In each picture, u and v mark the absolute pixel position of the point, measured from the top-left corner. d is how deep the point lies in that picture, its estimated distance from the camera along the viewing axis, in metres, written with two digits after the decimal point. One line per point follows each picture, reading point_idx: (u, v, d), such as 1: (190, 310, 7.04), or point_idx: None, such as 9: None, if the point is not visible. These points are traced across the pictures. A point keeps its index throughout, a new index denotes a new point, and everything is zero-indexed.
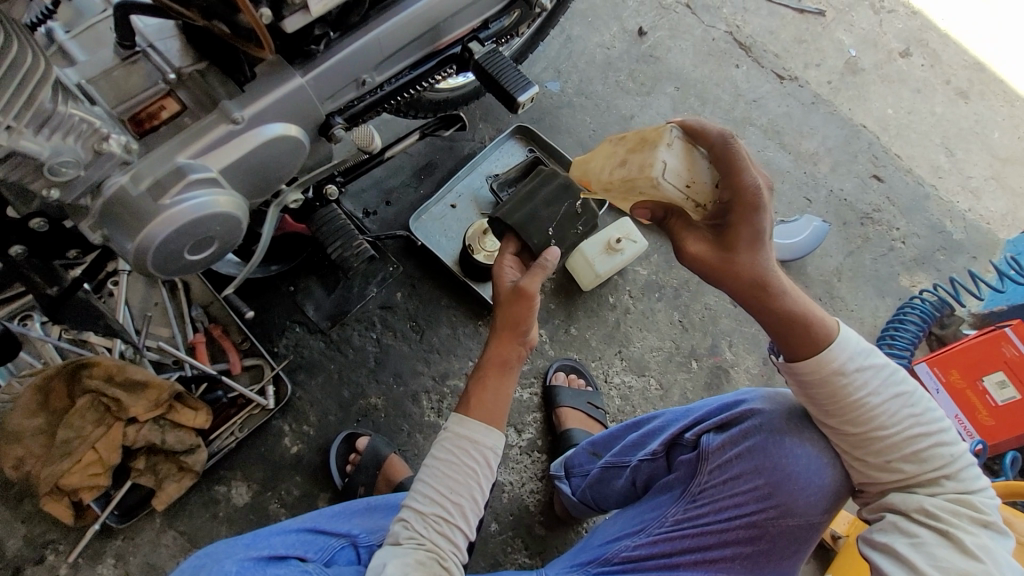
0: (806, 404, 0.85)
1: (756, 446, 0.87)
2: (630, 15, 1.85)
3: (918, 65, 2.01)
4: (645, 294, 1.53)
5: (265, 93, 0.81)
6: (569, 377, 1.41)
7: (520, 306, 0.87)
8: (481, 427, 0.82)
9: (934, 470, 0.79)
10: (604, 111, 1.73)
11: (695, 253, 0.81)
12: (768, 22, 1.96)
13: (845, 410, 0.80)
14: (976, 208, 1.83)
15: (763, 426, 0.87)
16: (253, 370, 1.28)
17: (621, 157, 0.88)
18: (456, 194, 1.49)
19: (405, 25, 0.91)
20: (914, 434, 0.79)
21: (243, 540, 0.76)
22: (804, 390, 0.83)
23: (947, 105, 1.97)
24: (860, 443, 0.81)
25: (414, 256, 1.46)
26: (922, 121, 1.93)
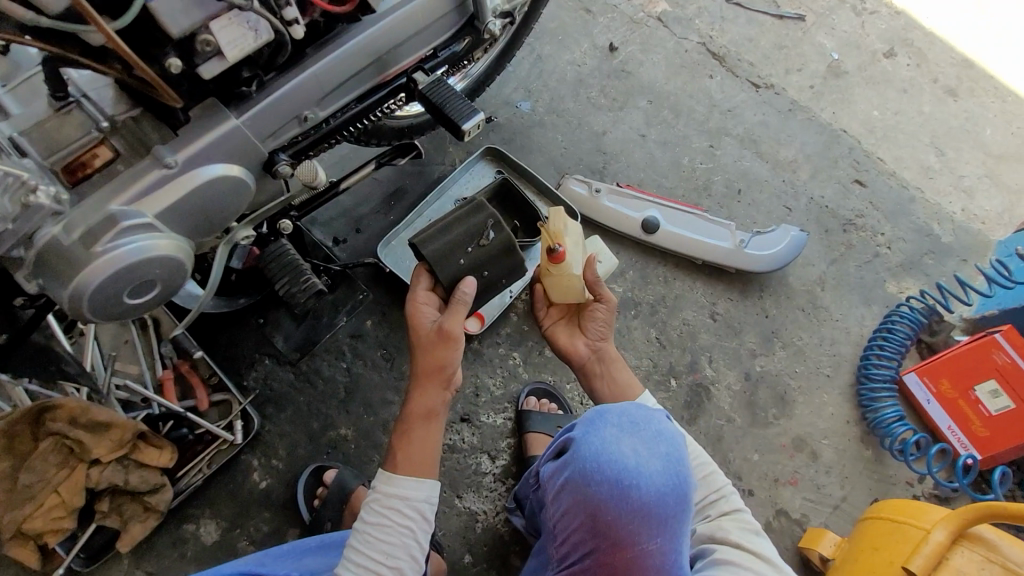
0: None
1: (567, 479, 0.81)
2: (600, 31, 1.84)
3: (903, 65, 1.98)
4: (620, 312, 1.52)
5: (200, 137, 0.81)
6: (542, 401, 1.38)
7: (443, 349, 0.99)
8: (409, 483, 0.92)
9: (712, 487, 0.96)
10: (575, 128, 1.71)
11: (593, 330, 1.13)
12: (746, 30, 1.95)
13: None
14: (967, 208, 1.79)
15: (572, 456, 0.82)
16: (221, 405, 1.28)
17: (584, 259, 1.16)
18: (426, 219, 1.49)
19: (345, 59, 0.91)
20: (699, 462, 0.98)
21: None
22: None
23: (935, 104, 1.93)
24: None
25: (384, 283, 1.46)
26: (909, 121, 1.90)
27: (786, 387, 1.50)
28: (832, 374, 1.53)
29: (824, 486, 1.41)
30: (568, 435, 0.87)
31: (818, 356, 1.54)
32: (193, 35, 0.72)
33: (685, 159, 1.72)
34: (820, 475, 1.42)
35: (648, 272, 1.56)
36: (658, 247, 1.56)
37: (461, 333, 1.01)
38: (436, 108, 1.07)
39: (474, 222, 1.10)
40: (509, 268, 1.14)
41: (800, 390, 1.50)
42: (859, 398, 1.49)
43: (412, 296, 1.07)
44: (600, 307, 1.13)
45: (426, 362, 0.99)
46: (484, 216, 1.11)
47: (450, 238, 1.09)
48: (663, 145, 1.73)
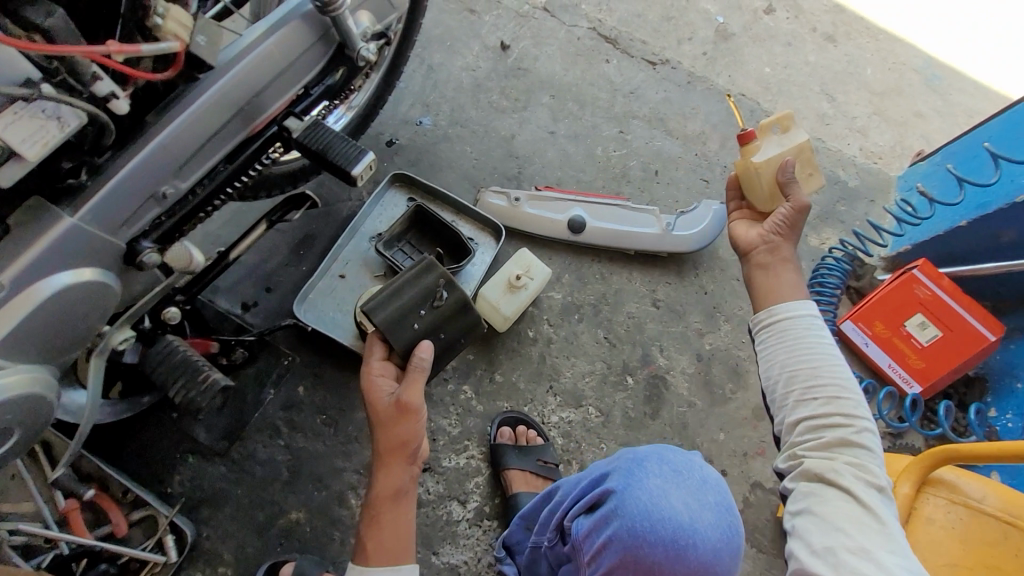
0: (781, 359, 0.91)
1: (615, 540, 0.75)
2: (489, 30, 1.76)
3: (783, 19, 2.04)
4: (564, 319, 1.47)
5: (31, 248, 0.70)
6: (521, 431, 1.32)
7: (406, 424, 0.98)
8: (385, 570, 0.92)
9: (847, 422, 0.83)
10: (483, 136, 1.63)
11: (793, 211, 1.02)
12: (633, 6, 1.94)
13: (798, 354, 0.89)
14: (864, 146, 1.87)
15: (618, 514, 0.75)
16: (145, 521, 1.12)
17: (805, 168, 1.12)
18: (343, 263, 1.40)
19: (197, 121, 0.81)
20: (844, 393, 0.85)
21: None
22: (772, 335, 0.93)
23: (818, 52, 2.01)
24: (779, 377, 0.89)
25: (310, 342, 1.33)
26: (798, 73, 1.96)
27: (737, 360, 1.51)
28: None
29: None
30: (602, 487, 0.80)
31: None
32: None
33: (598, 149, 1.69)
34: None
35: (584, 272, 1.52)
36: (588, 245, 1.52)
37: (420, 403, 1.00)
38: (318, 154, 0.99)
39: (426, 283, 1.12)
40: (464, 327, 1.17)
41: (751, 359, 1.52)
42: None
43: (367, 368, 1.06)
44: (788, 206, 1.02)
45: (388, 440, 0.97)
46: (435, 276, 1.13)
47: (403, 303, 1.09)
48: (574, 139, 1.68)
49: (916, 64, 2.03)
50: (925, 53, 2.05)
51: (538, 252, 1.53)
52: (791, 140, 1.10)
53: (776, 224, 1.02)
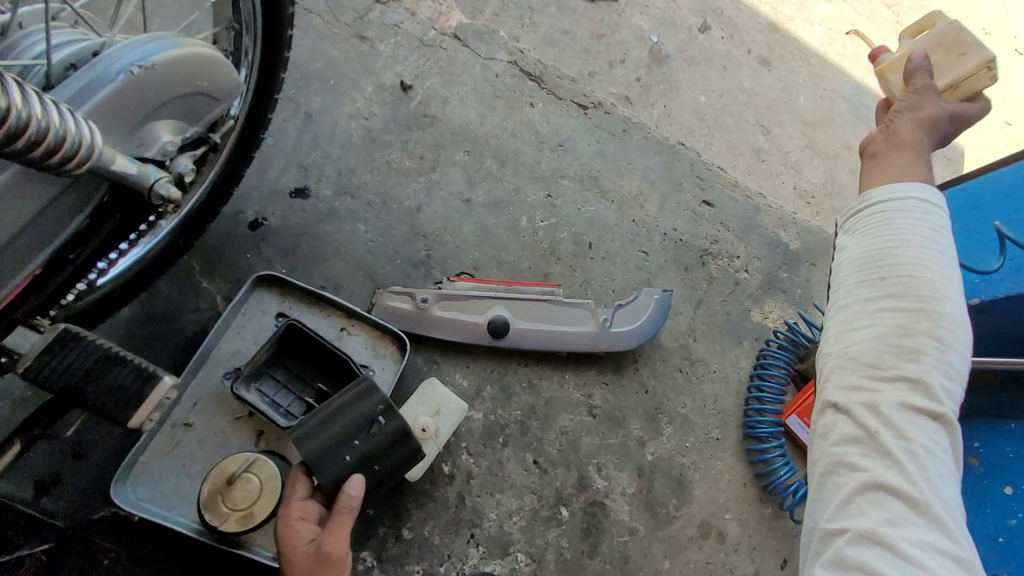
0: (862, 248, 0.78)
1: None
2: (385, 65, 1.42)
3: (719, 39, 1.83)
4: (486, 445, 1.23)
5: None
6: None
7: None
8: None
9: (913, 314, 0.71)
10: (380, 210, 1.30)
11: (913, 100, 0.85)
12: (559, 20, 1.67)
13: (883, 246, 0.75)
14: (800, 183, 1.75)
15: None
16: None
17: (951, 57, 0.86)
18: (188, 407, 1.05)
19: None
20: (926, 293, 0.72)
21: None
22: (862, 223, 0.79)
23: (753, 79, 1.83)
24: (848, 267, 0.78)
25: (143, 529, 0.99)
26: (735, 101, 1.78)
27: (681, 469, 1.34)
28: (722, 435, 1.39)
29: (735, 567, 1.31)
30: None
31: (705, 420, 1.40)
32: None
33: (522, 219, 1.41)
34: (729, 555, 1.31)
35: (509, 382, 1.27)
36: (512, 349, 1.26)
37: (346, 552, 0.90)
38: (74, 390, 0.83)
39: (360, 412, 0.97)
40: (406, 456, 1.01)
41: (695, 466, 1.35)
42: (750, 455, 1.38)
43: (285, 510, 0.93)
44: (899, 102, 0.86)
45: None
46: (374, 401, 0.98)
47: (335, 433, 0.94)
48: (494, 208, 1.39)
49: (847, 90, 1.89)
50: (857, 78, 1.91)
51: (452, 361, 1.26)
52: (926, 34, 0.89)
53: (889, 116, 0.86)
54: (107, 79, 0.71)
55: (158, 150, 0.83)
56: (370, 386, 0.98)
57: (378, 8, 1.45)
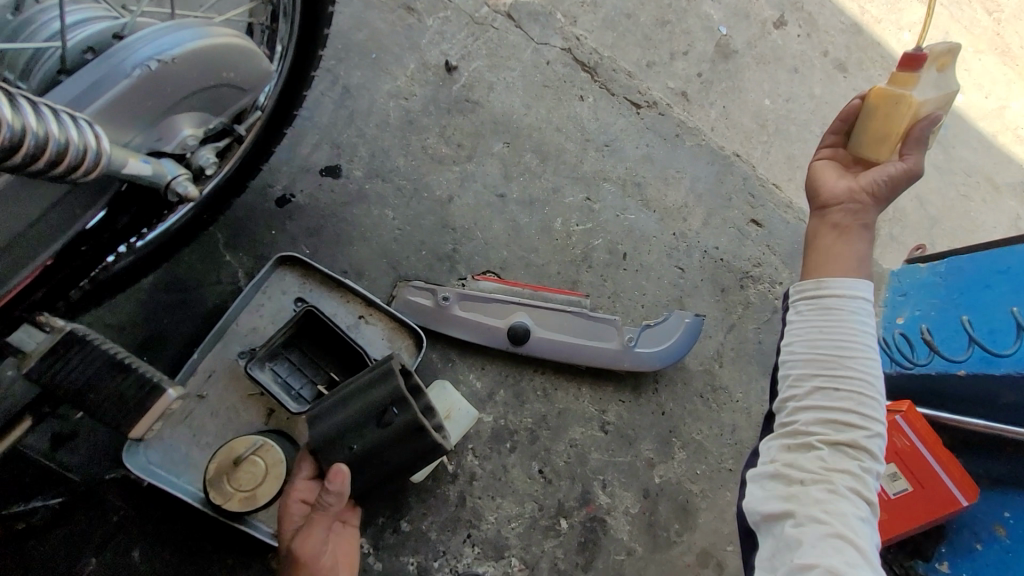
0: (818, 342, 0.75)
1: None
2: (431, 41, 1.35)
3: (794, 37, 1.68)
4: (493, 449, 1.21)
5: None
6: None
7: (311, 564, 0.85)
8: None
9: (865, 423, 0.72)
10: (411, 197, 1.27)
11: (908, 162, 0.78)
12: (622, 2, 1.55)
13: (833, 350, 0.74)
14: None
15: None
16: None
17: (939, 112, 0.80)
18: (202, 380, 1.06)
19: None
20: (871, 398, 0.73)
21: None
22: (810, 319, 0.76)
23: (825, 85, 1.67)
24: (805, 362, 0.75)
25: (151, 492, 1.01)
26: (802, 108, 1.64)
27: (688, 496, 1.30)
28: (736, 467, 1.33)
29: None
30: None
31: (719, 449, 1.34)
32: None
33: (557, 221, 1.34)
34: None
35: (522, 388, 1.24)
36: (530, 357, 1.23)
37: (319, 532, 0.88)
38: (77, 393, 0.85)
39: (373, 399, 0.90)
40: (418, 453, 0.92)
41: (703, 495, 1.31)
42: None
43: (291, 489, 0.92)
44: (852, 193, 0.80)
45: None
46: (388, 389, 0.89)
47: (346, 419, 0.90)
48: (528, 206, 1.33)
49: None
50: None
51: (468, 361, 1.23)
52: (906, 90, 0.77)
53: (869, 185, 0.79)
54: (122, 73, 0.69)
55: (179, 143, 0.81)
56: (390, 371, 0.90)
57: None
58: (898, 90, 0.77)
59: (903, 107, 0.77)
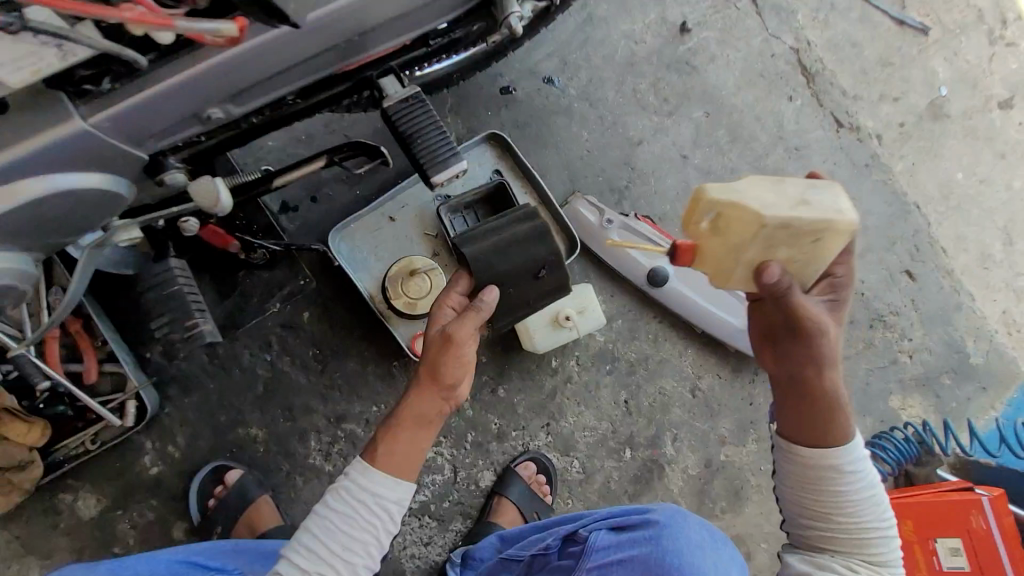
0: (804, 493, 0.80)
1: (635, 561, 0.77)
2: (675, 0, 1.44)
3: (1015, 123, 1.62)
4: (594, 364, 1.34)
5: (33, 138, 0.56)
6: (535, 474, 1.27)
7: (447, 352, 0.92)
8: (389, 482, 0.96)
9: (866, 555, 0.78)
10: (607, 128, 1.39)
11: (824, 330, 0.77)
12: (854, 29, 1.57)
13: (820, 486, 0.79)
14: (1013, 311, 1.56)
15: (645, 541, 0.78)
16: (116, 376, 1.11)
17: (809, 230, 0.70)
18: (397, 206, 1.24)
19: (275, 51, 0.62)
20: (870, 527, 0.79)
21: (106, 564, 0.89)
22: (791, 459, 0.81)
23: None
24: (796, 511, 0.81)
25: (333, 273, 1.22)
26: (993, 196, 1.59)
27: (743, 483, 1.37)
28: None
29: None
30: (645, 516, 0.82)
31: None
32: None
33: None
34: None
35: (638, 325, 1.36)
36: (658, 302, 1.34)
37: (468, 337, 0.94)
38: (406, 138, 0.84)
39: (533, 253, 1.05)
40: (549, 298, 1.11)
41: (758, 489, 1.37)
42: None
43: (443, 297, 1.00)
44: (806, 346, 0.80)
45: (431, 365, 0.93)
46: (547, 250, 1.05)
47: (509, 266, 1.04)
48: (703, 176, 1.42)
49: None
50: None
51: (603, 284, 1.35)
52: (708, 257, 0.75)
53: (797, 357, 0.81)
54: None
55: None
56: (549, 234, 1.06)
57: None
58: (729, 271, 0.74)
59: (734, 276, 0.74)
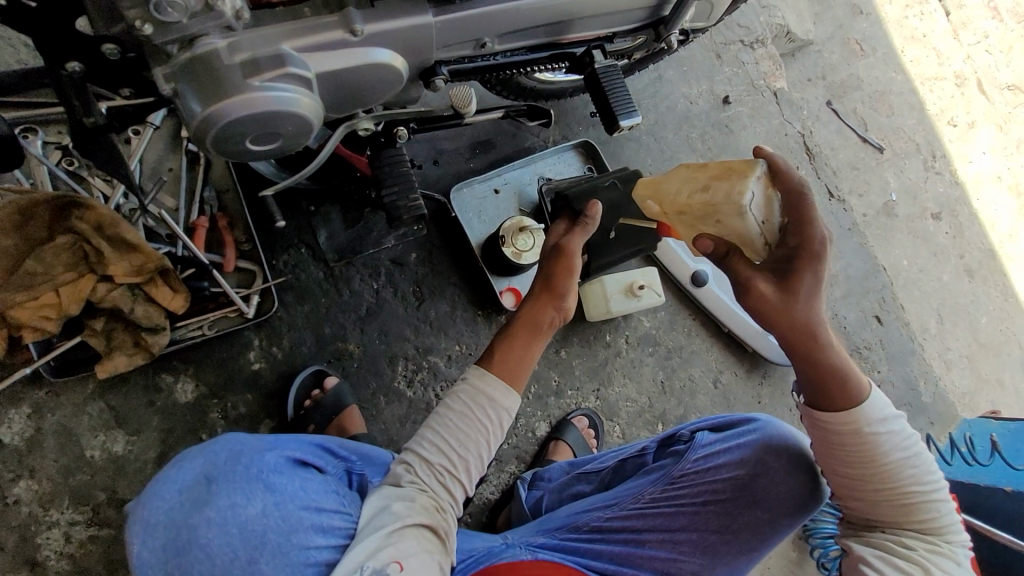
0: (831, 460, 0.86)
1: (748, 444, 0.99)
2: (721, 80, 1.87)
3: (942, 231, 2.09)
4: (639, 344, 1.53)
5: (393, 18, 0.76)
6: (586, 428, 1.43)
7: (562, 262, 0.92)
8: (500, 386, 0.85)
9: (903, 512, 0.84)
10: (666, 159, 1.73)
11: (760, 293, 0.80)
12: (832, 137, 2.05)
13: (860, 462, 0.83)
14: (945, 378, 1.93)
15: (754, 430, 1.00)
16: (244, 273, 1.22)
17: (703, 182, 0.86)
18: (503, 181, 1.43)
19: (548, 7, 0.87)
20: (917, 491, 0.84)
21: (268, 436, 0.80)
22: (822, 438, 0.85)
23: (953, 277, 2.06)
24: (831, 476, 0.88)
25: (441, 224, 1.40)
26: (928, 283, 2.02)
27: None
28: None
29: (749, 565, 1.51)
30: (742, 416, 1.05)
31: None
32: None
33: None
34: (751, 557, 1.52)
35: (678, 316, 1.57)
36: (698, 300, 1.57)
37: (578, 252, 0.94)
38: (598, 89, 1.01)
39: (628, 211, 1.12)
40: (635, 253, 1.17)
41: None
42: None
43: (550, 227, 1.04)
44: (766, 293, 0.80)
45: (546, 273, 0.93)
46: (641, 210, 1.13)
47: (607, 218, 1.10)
48: None
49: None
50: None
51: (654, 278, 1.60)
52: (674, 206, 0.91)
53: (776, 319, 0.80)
54: None
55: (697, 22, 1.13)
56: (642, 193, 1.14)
57: (738, 46, 1.93)
58: (696, 228, 0.89)
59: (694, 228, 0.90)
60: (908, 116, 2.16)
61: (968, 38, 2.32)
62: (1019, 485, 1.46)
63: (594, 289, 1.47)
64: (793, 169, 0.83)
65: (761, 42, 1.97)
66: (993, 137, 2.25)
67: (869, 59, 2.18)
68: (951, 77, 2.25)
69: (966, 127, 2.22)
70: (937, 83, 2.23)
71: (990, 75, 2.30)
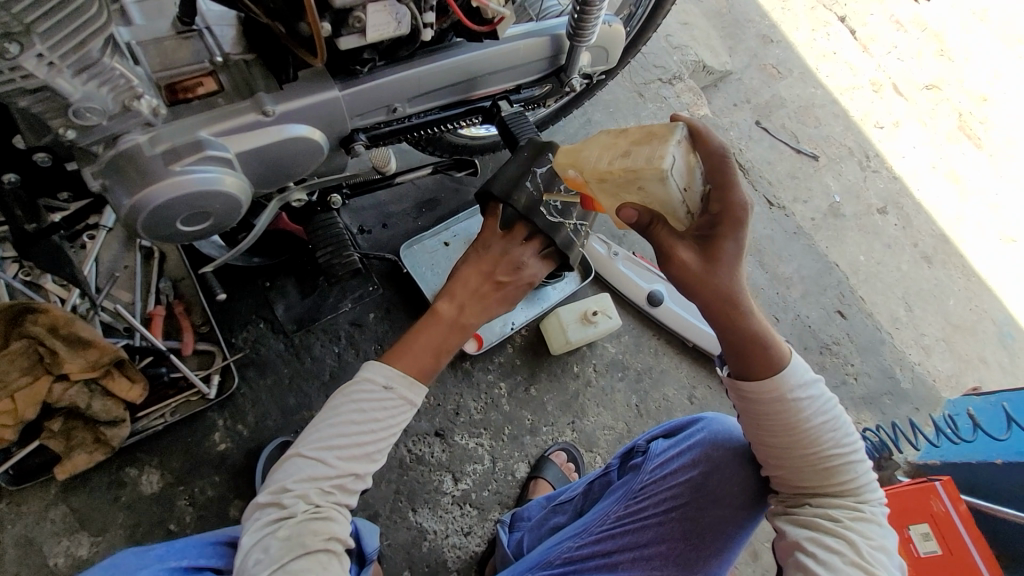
0: (761, 431, 0.87)
1: (697, 444, 1.00)
2: (647, 116, 2.02)
3: (891, 223, 2.18)
4: (608, 371, 1.55)
5: (300, 97, 0.85)
6: (566, 462, 1.42)
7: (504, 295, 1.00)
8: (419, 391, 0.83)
9: (827, 478, 0.85)
10: None
11: (682, 263, 0.82)
12: (767, 153, 2.19)
13: (785, 430, 0.84)
14: (926, 362, 1.95)
15: (701, 429, 1.01)
16: (204, 356, 1.25)
17: (624, 148, 0.86)
18: (452, 234, 1.48)
19: (444, 70, 0.97)
20: (837, 455, 0.85)
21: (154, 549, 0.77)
22: (748, 409, 0.86)
23: (911, 265, 2.11)
24: (760, 447, 0.88)
25: (396, 282, 1.45)
26: (889, 273, 2.08)
27: None
28: None
29: None
30: (689, 417, 1.06)
31: None
32: (348, 9, 0.77)
33: None
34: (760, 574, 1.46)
35: (643, 339, 1.60)
36: (657, 320, 1.61)
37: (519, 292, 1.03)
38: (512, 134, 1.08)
39: None
40: None
41: None
42: None
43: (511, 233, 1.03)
44: (687, 261, 0.82)
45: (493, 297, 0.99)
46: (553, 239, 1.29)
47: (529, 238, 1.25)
48: None
49: (997, 316, 2.11)
50: (1007, 308, 2.12)
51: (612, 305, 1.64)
52: (592, 179, 0.91)
53: (697, 289, 0.82)
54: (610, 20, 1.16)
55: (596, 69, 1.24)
56: None
57: (659, 84, 2.09)
58: (617, 197, 0.91)
59: (612, 195, 0.91)
60: (835, 124, 2.32)
61: (877, 49, 2.51)
62: (1007, 455, 1.46)
63: (552, 322, 1.51)
64: (712, 134, 0.85)
65: (680, 78, 2.14)
66: (920, 132, 2.39)
67: (787, 80, 2.35)
68: (867, 84, 2.43)
69: (892, 127, 2.37)
70: (855, 93, 2.40)
71: (903, 78, 2.48)
